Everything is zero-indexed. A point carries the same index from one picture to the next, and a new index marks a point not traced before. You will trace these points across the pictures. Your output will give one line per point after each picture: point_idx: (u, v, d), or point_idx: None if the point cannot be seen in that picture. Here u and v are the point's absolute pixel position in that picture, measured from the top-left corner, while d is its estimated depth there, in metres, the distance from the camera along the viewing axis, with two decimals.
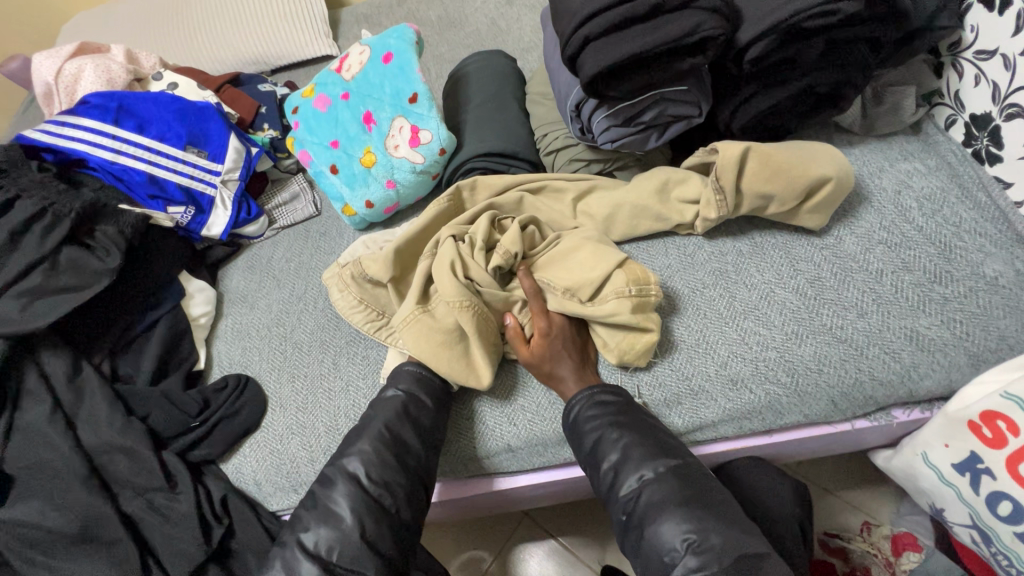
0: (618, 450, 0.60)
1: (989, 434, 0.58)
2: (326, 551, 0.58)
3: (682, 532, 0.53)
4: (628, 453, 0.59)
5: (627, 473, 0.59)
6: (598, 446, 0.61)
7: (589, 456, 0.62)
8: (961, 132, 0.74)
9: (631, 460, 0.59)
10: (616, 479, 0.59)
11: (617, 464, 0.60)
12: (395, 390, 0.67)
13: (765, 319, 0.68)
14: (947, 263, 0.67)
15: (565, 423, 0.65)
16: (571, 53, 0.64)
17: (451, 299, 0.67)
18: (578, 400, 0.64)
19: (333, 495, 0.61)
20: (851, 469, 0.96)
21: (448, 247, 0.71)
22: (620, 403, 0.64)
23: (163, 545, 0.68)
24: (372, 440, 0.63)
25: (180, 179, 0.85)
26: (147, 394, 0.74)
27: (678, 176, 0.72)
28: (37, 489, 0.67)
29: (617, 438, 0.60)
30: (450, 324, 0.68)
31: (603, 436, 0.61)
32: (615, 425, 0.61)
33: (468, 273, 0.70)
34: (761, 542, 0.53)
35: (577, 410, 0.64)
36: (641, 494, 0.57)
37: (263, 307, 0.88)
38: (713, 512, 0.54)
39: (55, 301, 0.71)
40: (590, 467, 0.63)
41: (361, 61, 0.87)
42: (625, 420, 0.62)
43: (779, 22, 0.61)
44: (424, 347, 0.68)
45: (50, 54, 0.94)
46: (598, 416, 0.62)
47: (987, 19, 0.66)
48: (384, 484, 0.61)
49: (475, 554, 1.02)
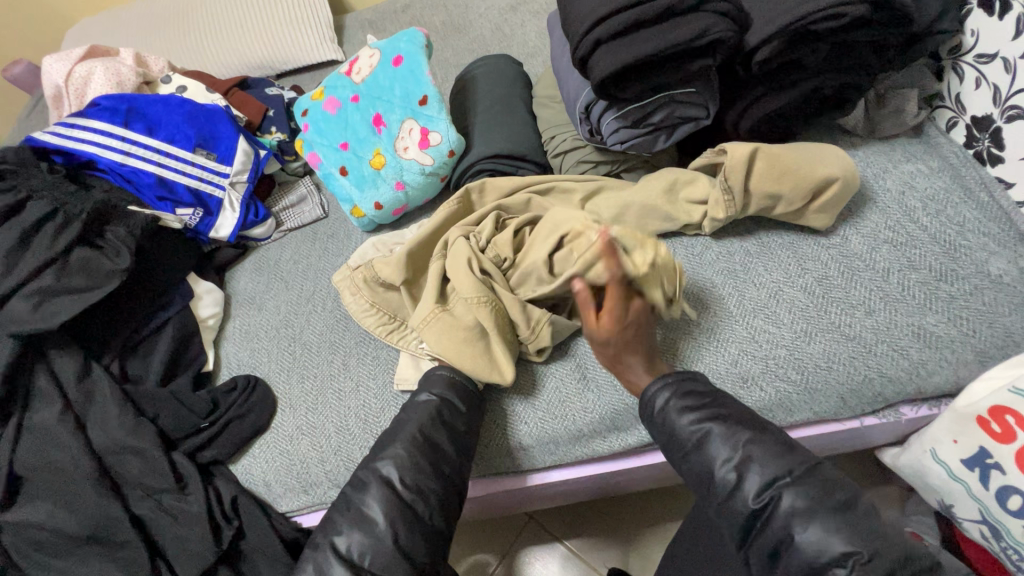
0: (735, 449, 0.55)
1: (998, 429, 0.58)
2: (358, 555, 0.58)
3: (842, 545, 0.47)
4: (748, 452, 0.54)
5: (751, 473, 0.53)
6: (705, 443, 0.57)
7: (696, 459, 0.57)
8: (962, 134, 0.76)
9: (754, 460, 0.54)
10: (738, 482, 0.54)
11: (737, 463, 0.54)
12: (429, 395, 0.66)
13: (775, 317, 0.69)
14: (953, 261, 0.68)
15: (647, 415, 0.61)
16: (582, 55, 0.65)
17: (469, 296, 0.68)
18: (662, 387, 0.61)
19: (365, 496, 0.61)
20: (856, 469, 0.97)
21: (461, 245, 0.72)
22: (709, 393, 0.60)
23: (173, 546, 0.68)
24: (407, 444, 0.63)
25: (189, 181, 0.86)
26: (156, 395, 0.74)
27: (686, 176, 0.73)
28: (47, 491, 0.67)
29: (727, 434, 0.56)
30: (470, 321, 0.69)
31: (711, 432, 0.57)
32: (720, 419, 0.57)
33: (483, 268, 0.71)
34: (924, 553, 0.49)
35: (664, 400, 0.60)
36: (779, 501, 0.51)
37: (271, 308, 0.88)
38: (865, 522, 0.48)
39: (67, 301, 0.71)
40: (698, 470, 0.57)
41: (371, 64, 0.88)
42: (726, 414, 0.58)
43: (786, 26, 0.62)
44: (448, 346, 0.69)
45: (61, 57, 0.95)
46: (692, 409, 0.59)
47: (988, 24, 0.68)
48: (417, 489, 0.61)
49: (481, 558, 1.01)
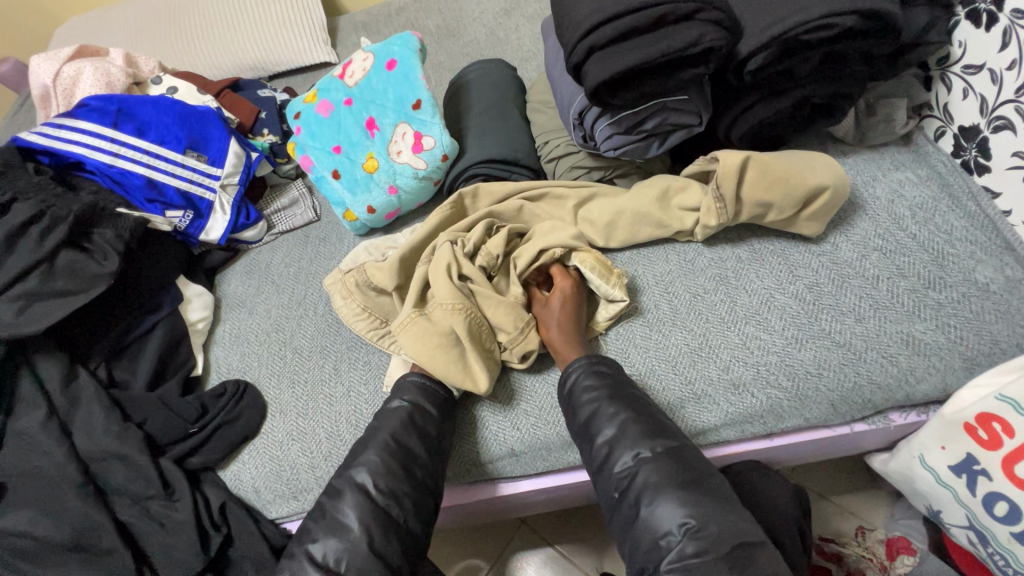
0: (614, 425, 0.61)
1: (984, 435, 0.59)
2: (333, 562, 0.58)
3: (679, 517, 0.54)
4: (624, 430, 0.60)
5: (622, 450, 0.59)
6: (594, 419, 0.62)
7: (583, 429, 0.63)
8: (950, 144, 0.77)
9: (626, 437, 0.60)
10: (610, 455, 0.60)
11: (612, 439, 0.60)
12: (401, 401, 0.67)
13: (766, 324, 0.69)
14: (940, 269, 0.69)
15: (561, 391, 0.66)
16: (576, 62, 0.66)
17: (446, 302, 0.68)
18: (577, 366, 0.65)
19: (341, 505, 0.61)
20: (843, 473, 0.97)
21: (444, 250, 0.72)
22: (614, 376, 0.65)
23: (158, 553, 0.67)
24: (380, 450, 0.63)
25: (179, 183, 0.85)
26: (143, 400, 0.73)
27: (678, 184, 0.74)
28: (30, 497, 0.66)
29: (614, 413, 0.61)
30: (446, 327, 0.68)
31: (600, 409, 0.62)
32: (611, 400, 0.62)
33: (462, 273, 0.71)
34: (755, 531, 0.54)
35: (574, 379, 0.65)
36: (636, 473, 0.58)
37: (262, 312, 0.87)
38: (709, 505, 0.54)
39: (51, 305, 0.70)
40: (583, 440, 0.63)
41: (364, 68, 0.88)
42: (619, 393, 0.63)
43: (780, 34, 0.63)
44: (421, 349, 0.68)
45: (48, 56, 0.94)
46: (594, 388, 0.63)
47: (974, 35, 0.69)
48: (392, 494, 0.61)
49: (472, 563, 1.01)
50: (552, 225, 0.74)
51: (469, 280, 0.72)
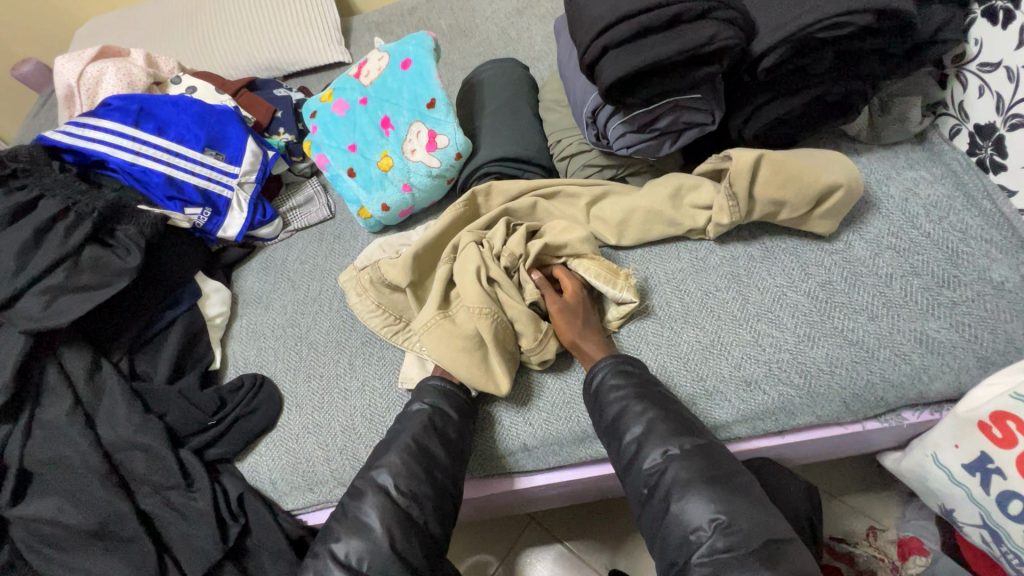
0: (642, 423, 0.61)
1: (999, 434, 0.59)
2: (356, 562, 0.59)
3: (710, 511, 0.55)
4: (652, 428, 0.61)
5: (652, 447, 0.60)
6: (622, 417, 0.63)
7: (610, 427, 0.64)
8: (965, 142, 0.76)
9: (655, 435, 0.60)
10: (638, 453, 0.61)
11: (641, 437, 0.61)
12: (421, 404, 0.68)
13: (778, 322, 0.70)
14: (955, 268, 0.69)
15: (588, 391, 0.67)
16: (590, 61, 0.66)
17: (472, 305, 0.69)
18: (603, 366, 0.66)
19: (363, 505, 0.62)
20: (853, 473, 0.97)
21: (471, 251, 0.73)
22: (641, 375, 0.66)
23: (179, 542, 0.68)
24: (401, 452, 0.64)
25: (198, 181, 0.86)
26: (164, 392, 0.75)
27: (690, 181, 0.75)
28: (56, 486, 0.68)
29: (642, 411, 0.62)
30: (470, 330, 0.69)
31: (628, 406, 0.63)
32: (638, 398, 0.63)
33: (490, 276, 0.72)
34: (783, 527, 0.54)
35: (601, 378, 0.66)
36: (667, 469, 0.59)
37: (277, 308, 0.88)
38: (737, 500, 0.55)
39: (76, 299, 0.72)
40: (611, 438, 0.64)
41: (380, 67, 0.89)
42: (646, 393, 0.64)
43: (793, 33, 0.63)
44: (444, 353, 0.69)
45: (72, 57, 0.96)
46: (621, 387, 0.64)
47: (992, 33, 0.68)
48: (411, 495, 0.62)
49: (481, 559, 1.02)
50: (562, 225, 0.75)
51: (496, 283, 0.72)
